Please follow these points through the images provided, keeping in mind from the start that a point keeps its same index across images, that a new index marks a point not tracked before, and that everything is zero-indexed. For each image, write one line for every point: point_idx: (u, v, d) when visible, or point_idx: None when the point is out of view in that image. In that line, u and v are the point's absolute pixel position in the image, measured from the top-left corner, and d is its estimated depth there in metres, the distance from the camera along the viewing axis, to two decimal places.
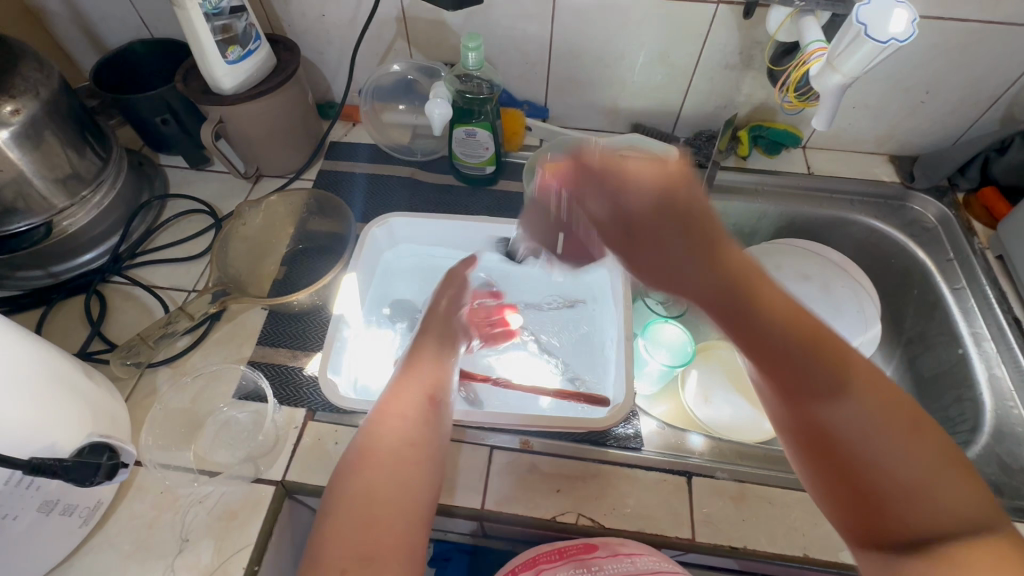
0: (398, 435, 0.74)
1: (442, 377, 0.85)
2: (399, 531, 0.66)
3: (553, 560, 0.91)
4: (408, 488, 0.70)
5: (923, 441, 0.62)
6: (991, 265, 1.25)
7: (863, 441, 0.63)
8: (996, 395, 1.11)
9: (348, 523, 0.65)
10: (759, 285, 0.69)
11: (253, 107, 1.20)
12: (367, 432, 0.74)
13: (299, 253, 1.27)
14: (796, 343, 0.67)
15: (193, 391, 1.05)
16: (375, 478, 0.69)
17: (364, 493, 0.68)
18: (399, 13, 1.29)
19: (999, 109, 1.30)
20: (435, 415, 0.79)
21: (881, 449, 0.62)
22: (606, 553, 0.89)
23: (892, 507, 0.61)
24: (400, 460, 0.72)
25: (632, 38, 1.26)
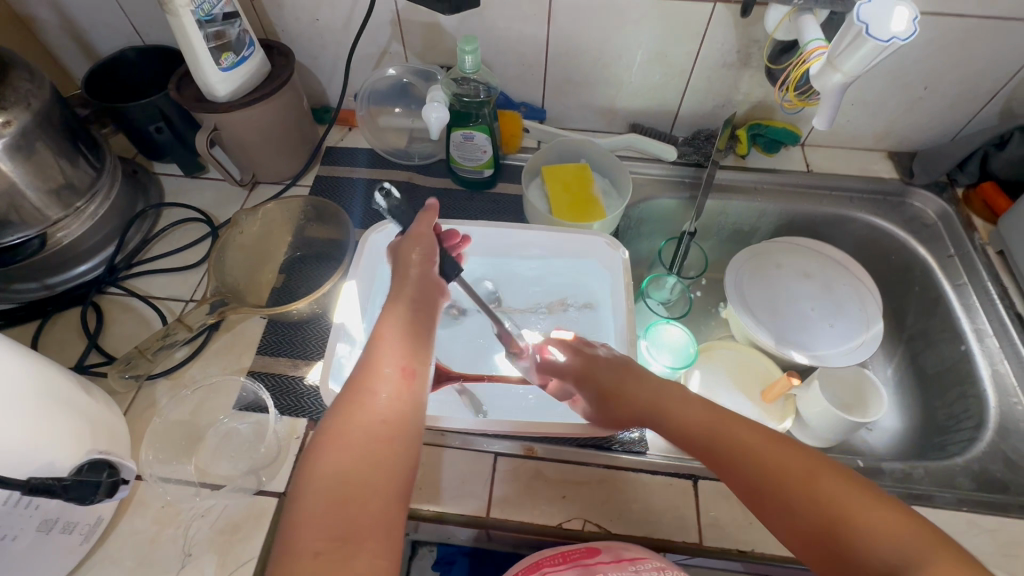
0: (374, 415, 0.70)
1: (419, 349, 0.80)
2: (372, 509, 0.64)
3: (557, 564, 0.86)
4: (383, 468, 0.67)
5: (834, 486, 0.67)
6: (992, 260, 1.25)
7: (795, 487, 0.69)
8: (1000, 391, 1.11)
9: (319, 506, 0.63)
10: (642, 397, 0.85)
11: (248, 114, 1.19)
12: (339, 413, 0.70)
13: (297, 261, 1.26)
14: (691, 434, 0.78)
15: (193, 403, 1.04)
16: (347, 459, 0.66)
17: (338, 476, 0.65)
18: (394, 16, 1.28)
19: (997, 104, 1.29)
20: (411, 391, 0.74)
21: (822, 494, 0.68)
22: (608, 557, 0.86)
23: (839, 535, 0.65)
24: (373, 439, 0.68)
25: (629, 38, 1.25)
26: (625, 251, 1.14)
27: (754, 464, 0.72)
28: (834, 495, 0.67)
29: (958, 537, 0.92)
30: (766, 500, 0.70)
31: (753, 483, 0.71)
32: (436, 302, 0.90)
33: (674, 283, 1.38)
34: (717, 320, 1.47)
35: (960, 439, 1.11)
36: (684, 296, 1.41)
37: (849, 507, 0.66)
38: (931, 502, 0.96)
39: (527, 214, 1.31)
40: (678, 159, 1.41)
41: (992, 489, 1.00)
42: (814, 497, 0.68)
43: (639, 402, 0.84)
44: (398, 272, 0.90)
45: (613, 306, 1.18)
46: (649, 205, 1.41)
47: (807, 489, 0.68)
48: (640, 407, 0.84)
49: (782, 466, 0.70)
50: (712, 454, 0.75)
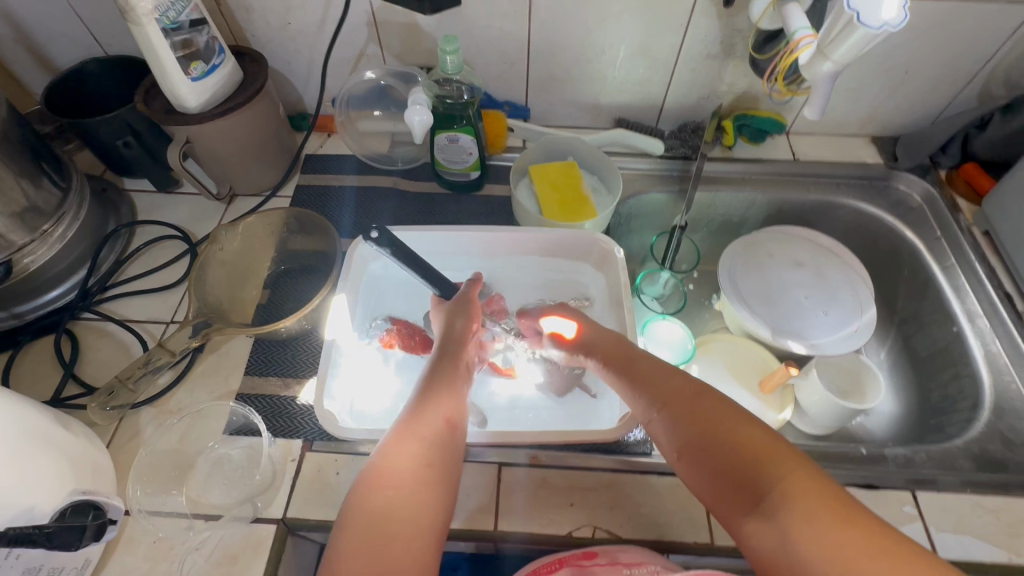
0: (416, 454, 0.71)
1: (459, 401, 0.82)
2: (414, 549, 0.63)
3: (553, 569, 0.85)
4: (425, 510, 0.67)
5: (745, 418, 0.74)
6: (979, 241, 1.27)
7: (704, 409, 0.76)
8: (994, 370, 1.12)
9: (362, 542, 0.62)
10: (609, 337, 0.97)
11: (222, 125, 1.14)
12: (382, 452, 0.71)
13: (282, 275, 1.22)
14: (637, 364, 0.88)
15: (180, 430, 0.99)
16: (391, 497, 0.66)
17: (383, 512, 0.65)
18: (370, 17, 1.24)
19: (976, 86, 1.31)
20: (449, 442, 0.75)
21: (732, 420, 0.74)
22: (605, 560, 0.84)
23: (742, 449, 0.70)
24: (419, 480, 0.69)
25: (612, 32, 1.23)
26: (620, 249, 1.13)
27: (683, 399, 0.79)
28: (753, 437, 0.71)
29: (963, 518, 0.92)
30: (685, 429, 0.76)
31: (678, 415, 0.78)
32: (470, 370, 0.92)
33: (668, 277, 1.36)
34: (711, 313, 1.47)
35: (957, 420, 1.12)
36: (678, 289, 1.40)
37: (765, 446, 0.70)
38: (935, 486, 0.96)
39: (517, 216, 1.28)
40: (665, 153, 1.40)
41: (991, 468, 1.01)
42: (732, 435, 0.72)
43: (607, 347, 0.94)
44: (446, 332, 0.93)
45: (612, 306, 1.16)
46: (639, 200, 1.39)
47: (728, 425, 0.73)
48: (601, 342, 0.96)
49: (702, 397, 0.78)
50: (649, 388, 0.83)
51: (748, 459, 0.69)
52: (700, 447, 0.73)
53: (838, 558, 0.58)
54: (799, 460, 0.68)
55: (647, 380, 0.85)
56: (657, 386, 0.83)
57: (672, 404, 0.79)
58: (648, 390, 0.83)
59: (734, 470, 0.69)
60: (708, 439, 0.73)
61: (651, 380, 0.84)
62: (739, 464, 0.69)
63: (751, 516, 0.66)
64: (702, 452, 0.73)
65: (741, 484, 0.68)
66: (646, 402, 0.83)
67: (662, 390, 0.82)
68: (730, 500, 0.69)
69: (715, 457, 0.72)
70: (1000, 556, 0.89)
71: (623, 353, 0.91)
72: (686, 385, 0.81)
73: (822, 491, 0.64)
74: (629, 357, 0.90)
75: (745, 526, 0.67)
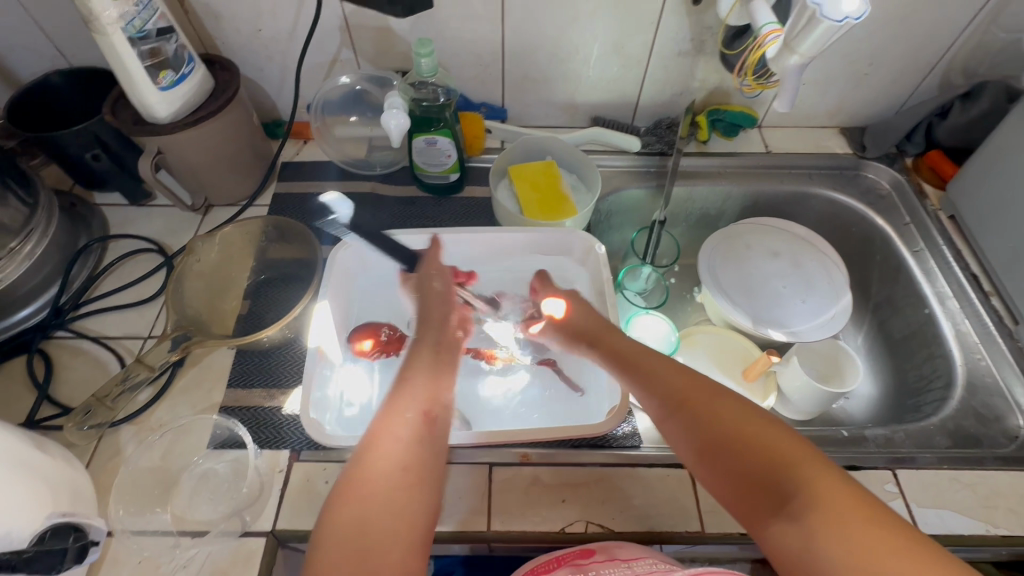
0: (391, 458, 0.70)
1: (439, 391, 0.80)
2: (392, 555, 0.63)
3: (551, 569, 0.84)
4: (401, 515, 0.66)
5: (762, 416, 0.74)
6: (945, 225, 1.31)
7: (721, 409, 0.76)
8: (964, 349, 1.16)
9: (337, 552, 0.62)
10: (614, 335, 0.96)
11: (194, 134, 1.12)
12: (355, 460, 0.70)
13: (262, 285, 1.20)
14: (646, 361, 0.87)
15: (162, 446, 0.97)
16: (367, 506, 0.65)
17: (358, 523, 0.64)
18: (342, 22, 1.23)
19: (936, 76, 1.35)
20: (429, 438, 0.74)
21: (749, 419, 0.74)
22: (603, 556, 0.85)
23: (763, 449, 0.70)
24: (391, 485, 0.68)
25: (585, 32, 1.24)
26: (601, 246, 1.14)
27: (695, 402, 0.78)
28: (772, 439, 0.71)
29: (942, 494, 0.95)
30: (700, 430, 0.75)
31: (692, 415, 0.77)
32: (455, 353, 0.92)
33: (649, 273, 1.39)
34: (693, 305, 1.49)
35: (932, 399, 1.16)
36: (660, 284, 1.41)
37: (784, 445, 0.70)
38: (914, 464, 0.99)
39: (498, 216, 1.28)
40: (642, 149, 1.42)
41: (966, 443, 1.05)
42: (753, 437, 0.72)
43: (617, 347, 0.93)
44: (424, 315, 0.96)
45: (595, 302, 1.17)
46: (618, 196, 1.41)
47: (749, 427, 0.73)
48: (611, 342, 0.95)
49: (716, 396, 0.78)
50: (658, 387, 0.82)
51: (770, 461, 0.69)
52: (720, 450, 0.73)
53: (865, 562, 0.60)
54: (818, 460, 0.69)
55: (658, 380, 0.83)
56: (667, 386, 0.82)
57: (685, 406, 0.78)
58: (657, 390, 0.82)
59: (758, 474, 0.69)
60: (727, 441, 0.73)
61: (661, 380, 0.83)
62: (763, 468, 0.69)
63: (776, 519, 0.66)
64: (720, 454, 0.73)
65: (762, 487, 0.68)
66: (659, 404, 0.81)
67: (672, 391, 0.81)
68: (751, 502, 0.69)
69: (733, 460, 0.71)
70: (977, 528, 0.91)
71: (632, 351, 0.90)
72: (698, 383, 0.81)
73: (846, 492, 0.65)
74: (638, 356, 0.89)
75: (768, 528, 0.67)
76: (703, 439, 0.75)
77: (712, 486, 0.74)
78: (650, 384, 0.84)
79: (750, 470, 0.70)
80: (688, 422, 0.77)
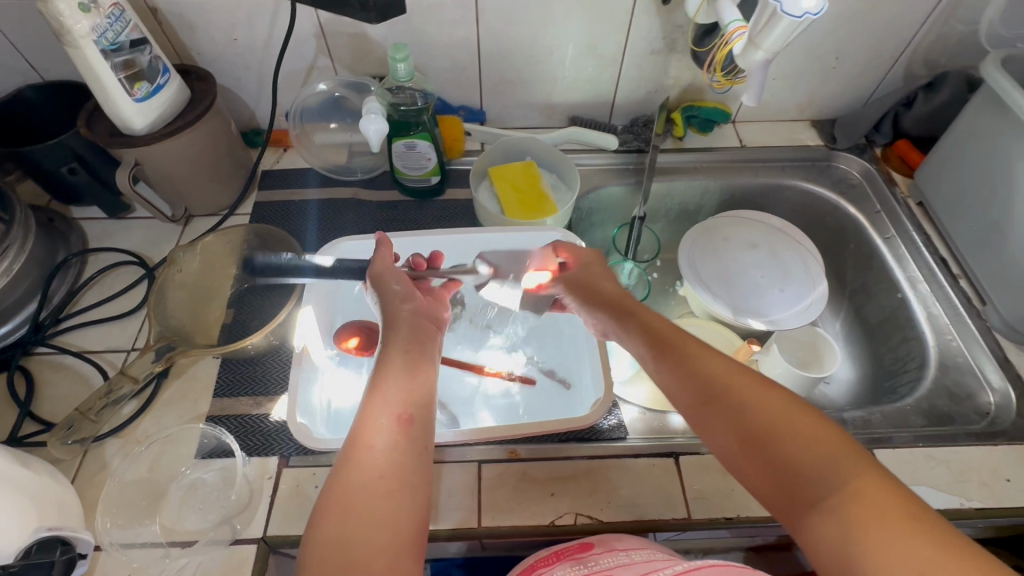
0: (373, 468, 0.68)
1: (419, 391, 0.77)
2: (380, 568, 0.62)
3: (551, 564, 0.85)
4: (386, 525, 0.65)
5: (798, 409, 0.71)
6: (914, 211, 1.35)
7: (753, 401, 0.72)
8: (936, 331, 1.20)
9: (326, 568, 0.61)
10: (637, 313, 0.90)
11: (172, 145, 1.12)
12: (335, 473, 0.68)
13: (246, 293, 1.20)
14: (670, 345, 0.82)
15: (149, 458, 0.96)
16: (354, 520, 0.64)
17: (342, 538, 0.63)
18: (317, 29, 1.24)
19: (900, 68, 1.39)
20: (407, 440, 0.71)
21: (782, 412, 0.70)
22: (602, 549, 0.85)
23: (795, 445, 0.67)
24: (374, 495, 0.66)
25: (558, 33, 1.26)
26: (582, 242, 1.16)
27: (720, 394, 0.74)
28: (806, 432, 0.68)
29: (918, 471, 0.98)
30: (732, 424, 0.72)
31: (720, 406, 0.74)
32: (434, 341, 0.87)
33: (631, 268, 1.41)
34: (675, 299, 1.51)
35: (908, 380, 1.19)
36: (642, 279, 1.44)
37: (821, 439, 0.67)
38: (891, 443, 1.02)
39: (480, 217, 1.30)
40: (619, 147, 1.44)
41: (940, 422, 1.08)
42: (788, 429, 0.68)
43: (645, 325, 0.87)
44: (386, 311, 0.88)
45: None
46: (598, 194, 1.43)
47: (788, 418, 0.70)
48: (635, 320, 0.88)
49: (744, 387, 0.74)
50: (687, 373, 0.78)
51: (803, 457, 0.66)
52: (752, 445, 0.70)
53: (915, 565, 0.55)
54: (856, 456, 0.65)
55: (684, 367, 0.79)
56: (693, 374, 0.77)
57: (715, 398, 0.74)
58: (683, 378, 0.78)
59: (793, 470, 0.66)
60: (758, 436, 0.69)
61: (688, 367, 0.79)
62: (798, 465, 0.66)
63: (810, 515, 0.63)
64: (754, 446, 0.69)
65: (791, 479, 0.66)
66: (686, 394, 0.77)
67: (700, 381, 0.77)
68: (789, 500, 0.66)
69: (770, 457, 0.68)
70: (952, 503, 0.94)
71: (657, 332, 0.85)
72: (723, 372, 0.76)
73: (890, 492, 0.61)
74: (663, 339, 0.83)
75: (801, 524, 0.64)
76: (736, 433, 0.71)
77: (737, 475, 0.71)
78: (677, 372, 0.79)
79: (784, 465, 0.67)
80: (716, 414, 0.74)
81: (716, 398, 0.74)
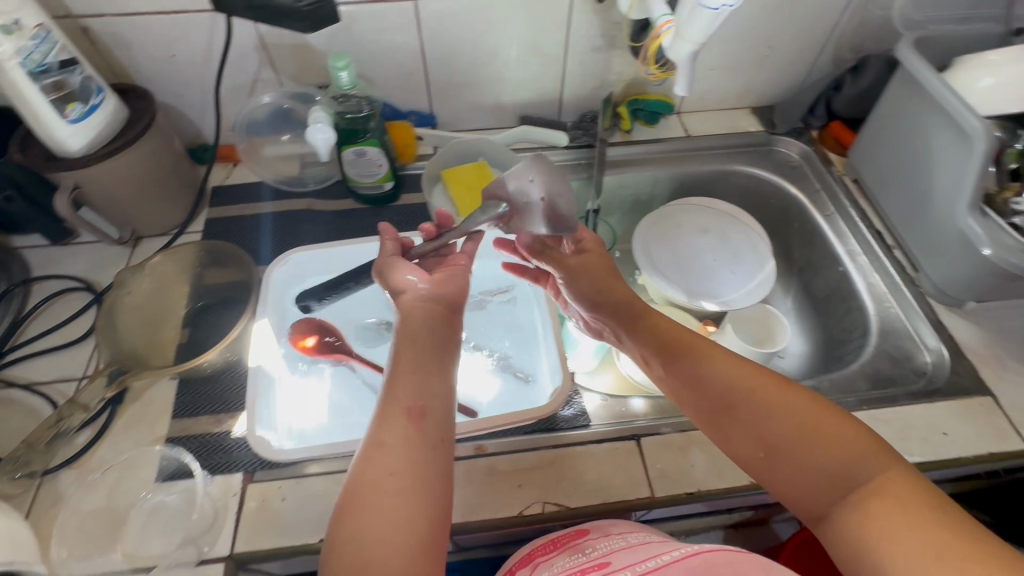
0: (385, 468, 0.67)
1: (437, 391, 0.76)
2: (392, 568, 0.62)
3: (549, 552, 0.87)
4: (399, 527, 0.64)
5: (817, 409, 0.74)
6: (850, 188, 1.42)
7: (767, 405, 0.76)
8: (876, 300, 1.26)
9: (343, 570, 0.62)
10: (649, 317, 0.94)
11: (112, 165, 1.10)
12: (351, 474, 0.68)
13: (201, 312, 1.18)
14: (682, 354, 0.87)
15: (107, 486, 0.94)
16: (366, 522, 0.64)
17: (358, 541, 0.63)
18: (257, 41, 1.23)
19: (828, 53, 1.47)
20: (420, 435, 0.71)
21: (797, 413, 0.74)
22: (597, 535, 0.88)
23: (812, 444, 0.72)
24: (385, 495, 0.66)
25: (500, 35, 1.29)
26: None
27: (736, 400, 0.78)
28: (829, 431, 0.72)
29: None
30: (752, 430, 0.76)
31: (736, 408, 0.78)
32: (452, 330, 0.84)
33: None
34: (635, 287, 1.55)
35: (853, 349, 1.26)
36: None
37: (840, 440, 0.71)
38: None
39: (436, 220, 1.31)
40: (570, 143, 1.47)
41: (883, 384, 1.14)
42: (811, 428, 0.72)
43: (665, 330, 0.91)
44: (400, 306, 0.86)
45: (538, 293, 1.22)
46: None
47: (808, 416, 0.74)
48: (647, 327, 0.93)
49: (757, 391, 0.78)
50: (698, 374, 0.83)
51: (823, 458, 0.70)
52: (771, 449, 0.74)
53: (939, 558, 0.59)
54: (877, 455, 0.69)
55: (698, 374, 0.83)
56: (705, 382, 0.82)
57: (732, 405, 0.79)
58: (698, 383, 0.83)
59: (815, 471, 0.71)
60: (775, 441, 0.74)
61: (702, 376, 0.83)
62: (822, 467, 0.70)
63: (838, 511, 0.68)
64: (773, 448, 0.74)
65: (815, 476, 0.71)
66: (702, 405, 0.82)
67: (711, 388, 0.81)
68: (817, 495, 0.71)
69: (792, 460, 0.72)
70: None
71: (669, 339, 0.90)
72: (733, 377, 0.80)
73: (910, 487, 0.65)
74: (677, 347, 0.88)
75: (830, 521, 0.69)
76: (756, 436, 0.76)
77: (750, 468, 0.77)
78: (690, 380, 0.84)
79: (805, 465, 0.71)
80: (730, 422, 0.78)
81: (727, 405, 0.79)
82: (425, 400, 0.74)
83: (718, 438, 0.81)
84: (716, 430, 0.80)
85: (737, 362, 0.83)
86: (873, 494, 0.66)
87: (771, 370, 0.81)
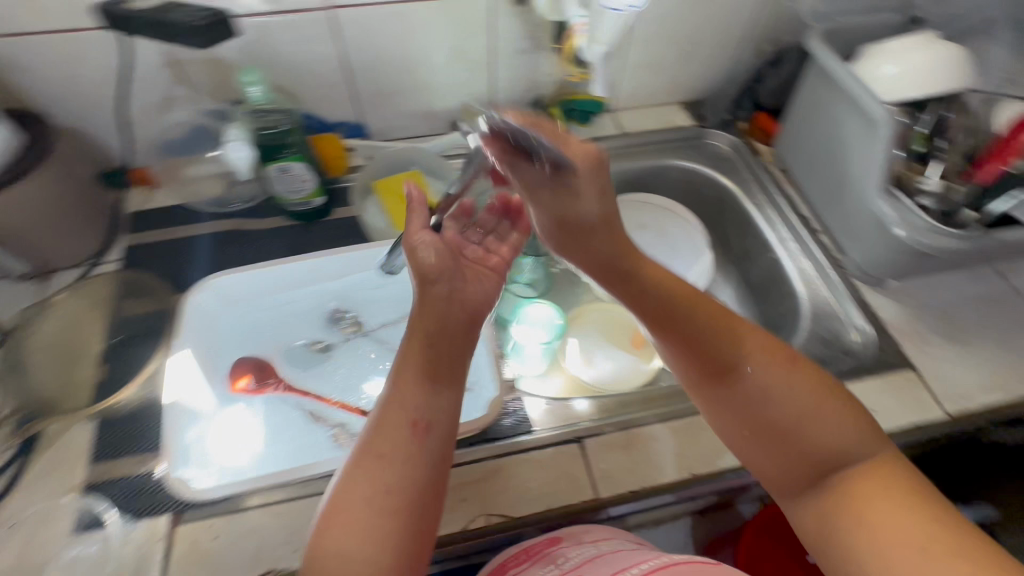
0: (379, 482, 0.67)
1: (442, 402, 0.74)
2: None
3: (520, 562, 0.86)
4: (383, 541, 0.65)
5: (819, 392, 0.77)
6: (778, 176, 1.47)
7: (772, 386, 0.77)
8: (807, 283, 1.30)
9: None
10: (638, 262, 0.88)
11: (7, 197, 1.02)
12: (337, 486, 0.68)
13: (120, 346, 1.11)
14: (687, 311, 0.83)
15: (17, 543, 0.88)
16: (346, 536, 0.64)
17: (344, 555, 0.63)
18: (165, 57, 1.17)
19: (748, 47, 1.51)
20: (423, 450, 0.70)
21: (801, 394, 0.76)
22: (570, 542, 0.89)
23: (810, 430, 0.75)
24: (378, 510, 0.66)
25: (423, 42, 1.27)
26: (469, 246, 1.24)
27: (731, 378, 0.80)
28: (828, 420, 0.75)
29: None
30: (745, 409, 0.79)
31: (735, 380, 0.79)
32: (473, 329, 0.81)
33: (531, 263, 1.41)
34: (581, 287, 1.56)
35: (789, 333, 1.29)
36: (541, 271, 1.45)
37: (836, 428, 0.75)
38: None
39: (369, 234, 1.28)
40: None
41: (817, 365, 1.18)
42: (814, 408, 0.76)
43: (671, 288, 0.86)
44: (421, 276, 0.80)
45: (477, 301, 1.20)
46: None
47: (811, 401, 0.76)
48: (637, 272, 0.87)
49: (759, 367, 0.79)
50: (694, 347, 0.82)
51: (813, 446, 0.75)
52: (763, 430, 0.78)
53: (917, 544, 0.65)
54: (864, 446, 0.74)
55: (703, 343, 0.82)
56: (708, 353, 0.81)
57: (734, 382, 0.79)
58: (698, 350, 0.82)
59: (807, 457, 0.76)
60: (772, 421, 0.77)
61: (704, 350, 0.81)
62: (813, 454, 0.75)
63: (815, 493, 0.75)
64: (763, 428, 0.78)
65: (802, 461, 0.76)
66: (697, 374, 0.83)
67: (712, 359, 0.81)
68: (798, 478, 0.77)
69: (783, 446, 0.77)
70: None
71: (675, 294, 0.85)
72: (744, 356, 0.80)
73: (894, 474, 0.72)
74: (687, 302, 0.84)
75: (807, 501, 0.76)
76: (750, 415, 0.78)
77: (725, 436, 0.83)
78: (690, 348, 0.82)
79: (794, 448, 0.76)
80: (725, 396, 0.80)
81: (726, 378, 0.80)
82: (428, 412, 0.72)
83: (708, 412, 0.84)
84: (710, 402, 0.83)
85: (746, 334, 0.82)
86: (859, 483, 0.72)
87: (783, 346, 0.81)
